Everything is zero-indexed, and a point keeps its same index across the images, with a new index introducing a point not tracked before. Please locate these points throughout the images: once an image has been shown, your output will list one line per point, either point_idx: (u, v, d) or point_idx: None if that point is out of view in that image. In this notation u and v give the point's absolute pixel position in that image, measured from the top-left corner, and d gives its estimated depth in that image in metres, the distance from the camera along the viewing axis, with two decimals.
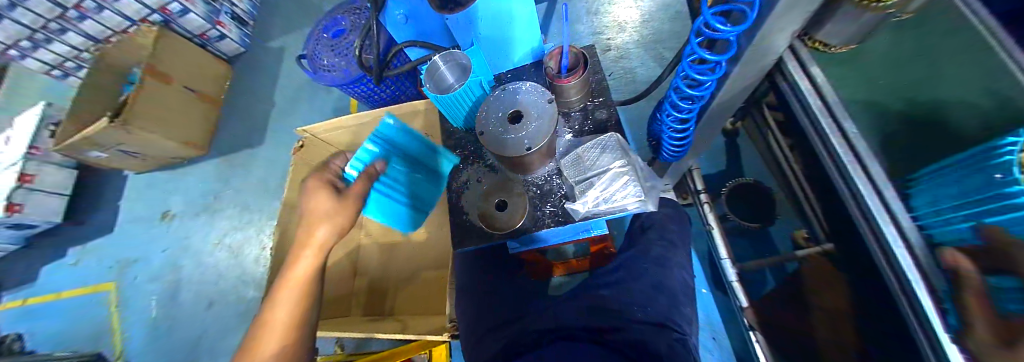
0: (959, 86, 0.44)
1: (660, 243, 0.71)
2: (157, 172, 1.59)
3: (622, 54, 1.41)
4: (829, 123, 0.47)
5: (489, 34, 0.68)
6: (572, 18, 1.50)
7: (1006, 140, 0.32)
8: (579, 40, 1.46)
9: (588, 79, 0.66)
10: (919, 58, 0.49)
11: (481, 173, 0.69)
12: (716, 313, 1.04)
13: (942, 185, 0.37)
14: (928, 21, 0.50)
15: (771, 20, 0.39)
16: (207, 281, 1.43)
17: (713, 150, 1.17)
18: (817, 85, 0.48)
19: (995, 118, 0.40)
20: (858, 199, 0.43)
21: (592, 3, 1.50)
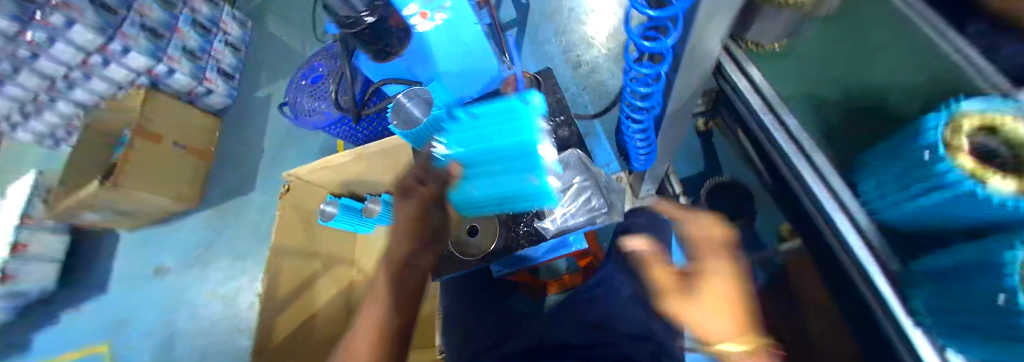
0: (893, 70, 0.49)
1: None
2: (147, 228, 1.58)
3: (593, 68, 1.46)
4: (771, 120, 0.48)
5: (453, 69, 0.69)
6: (541, 39, 1.56)
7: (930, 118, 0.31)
8: (552, 59, 1.51)
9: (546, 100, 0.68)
10: (857, 46, 0.53)
11: None
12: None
13: (884, 169, 0.37)
14: (856, 15, 0.54)
15: (697, 28, 0.40)
16: (201, 332, 1.41)
17: (691, 153, 1.18)
18: (757, 87, 0.49)
19: (928, 95, 0.45)
20: (809, 190, 0.44)
21: (560, 23, 1.56)
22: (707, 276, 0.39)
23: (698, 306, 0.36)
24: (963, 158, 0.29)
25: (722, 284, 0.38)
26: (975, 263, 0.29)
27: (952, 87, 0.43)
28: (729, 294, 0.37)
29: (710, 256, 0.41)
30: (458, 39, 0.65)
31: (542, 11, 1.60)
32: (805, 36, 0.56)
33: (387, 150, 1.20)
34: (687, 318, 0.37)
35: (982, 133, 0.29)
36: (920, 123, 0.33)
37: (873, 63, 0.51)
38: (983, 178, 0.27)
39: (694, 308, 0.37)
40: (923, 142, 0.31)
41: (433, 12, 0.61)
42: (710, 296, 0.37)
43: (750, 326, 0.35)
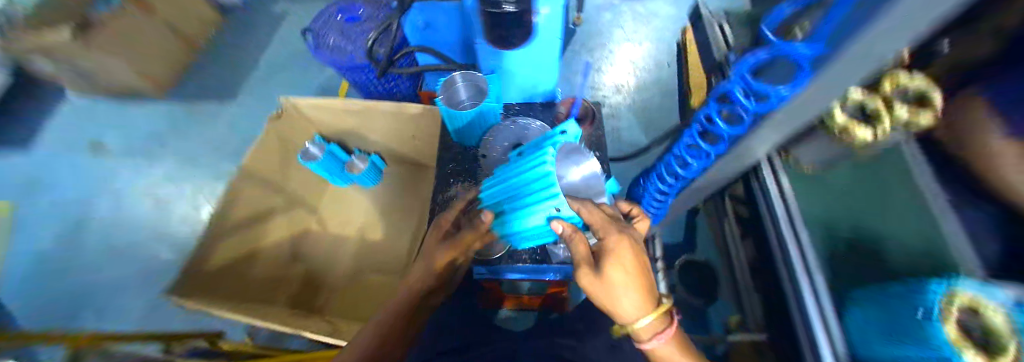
0: (896, 220, 0.53)
1: None
2: (101, 98, 1.40)
3: (614, 113, 1.49)
4: (789, 231, 0.54)
5: (523, 66, 0.67)
6: (575, 69, 1.59)
7: (937, 283, 0.36)
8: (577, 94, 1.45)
9: (592, 134, 0.70)
10: (866, 191, 0.58)
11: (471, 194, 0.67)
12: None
13: (879, 309, 0.42)
14: (879, 160, 0.58)
15: (763, 130, 0.44)
16: (117, 225, 1.20)
17: (676, 224, 1.24)
18: (783, 192, 0.57)
19: (918, 254, 0.49)
20: (802, 304, 0.48)
21: (597, 61, 1.60)
22: (619, 262, 0.43)
23: (615, 290, 0.44)
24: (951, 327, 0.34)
25: (626, 270, 0.43)
26: None
27: (938, 250, 0.47)
28: (636, 282, 0.43)
29: (613, 238, 0.43)
30: (546, 45, 0.63)
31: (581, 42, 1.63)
32: (835, 167, 0.63)
33: (386, 114, 1.03)
34: (611, 300, 0.45)
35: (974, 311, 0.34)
36: (925, 284, 0.38)
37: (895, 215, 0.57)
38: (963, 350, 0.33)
39: (615, 297, 0.44)
40: (923, 304, 0.37)
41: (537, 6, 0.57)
42: (623, 286, 0.43)
43: (655, 302, 0.44)
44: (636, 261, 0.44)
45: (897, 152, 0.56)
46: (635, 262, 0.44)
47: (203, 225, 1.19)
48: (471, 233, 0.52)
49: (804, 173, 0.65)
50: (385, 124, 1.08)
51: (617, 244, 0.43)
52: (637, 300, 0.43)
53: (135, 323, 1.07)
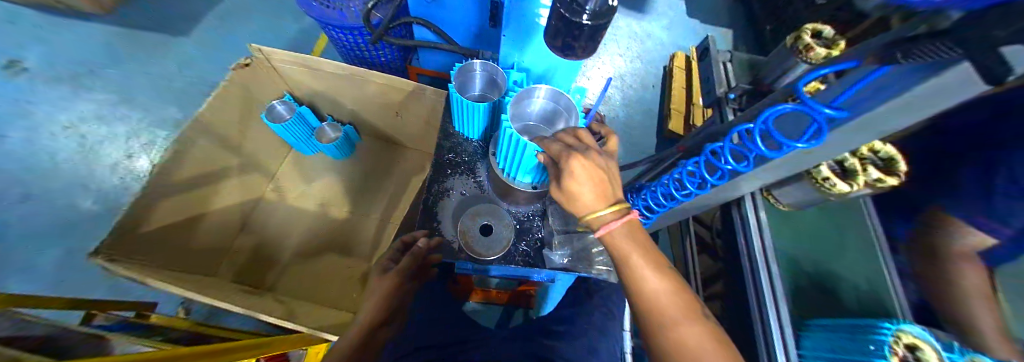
0: (854, 267, 0.68)
1: (604, 310, 0.72)
2: (29, 10, 1.18)
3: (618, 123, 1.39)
4: (762, 262, 0.61)
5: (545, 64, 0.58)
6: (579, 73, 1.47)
7: (886, 323, 0.42)
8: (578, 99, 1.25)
9: None
10: (832, 235, 0.72)
11: (469, 188, 0.64)
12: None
13: (833, 340, 0.49)
14: (843, 210, 0.73)
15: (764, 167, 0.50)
16: (27, 162, 1.00)
17: None
18: (761, 225, 0.64)
19: (865, 301, 0.64)
20: (767, 330, 0.57)
21: None
22: (574, 175, 0.39)
23: (573, 192, 0.41)
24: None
25: (582, 179, 0.39)
26: None
27: (884, 301, 0.64)
28: (599, 189, 0.40)
29: (568, 157, 0.40)
30: None
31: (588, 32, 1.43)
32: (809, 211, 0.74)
33: (342, 80, 0.79)
34: (568, 201, 0.42)
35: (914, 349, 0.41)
36: (876, 324, 0.44)
37: (846, 257, 0.70)
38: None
39: (577, 207, 0.41)
40: (876, 340, 0.42)
41: None
42: (582, 193, 0.40)
43: (612, 199, 0.40)
44: (598, 170, 0.40)
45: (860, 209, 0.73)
46: (596, 170, 0.40)
47: (142, 177, 1.03)
48: (411, 257, 0.57)
49: (781, 210, 0.72)
50: (352, 97, 0.85)
51: (569, 154, 0.40)
52: (602, 211, 0.39)
53: (41, 283, 0.89)
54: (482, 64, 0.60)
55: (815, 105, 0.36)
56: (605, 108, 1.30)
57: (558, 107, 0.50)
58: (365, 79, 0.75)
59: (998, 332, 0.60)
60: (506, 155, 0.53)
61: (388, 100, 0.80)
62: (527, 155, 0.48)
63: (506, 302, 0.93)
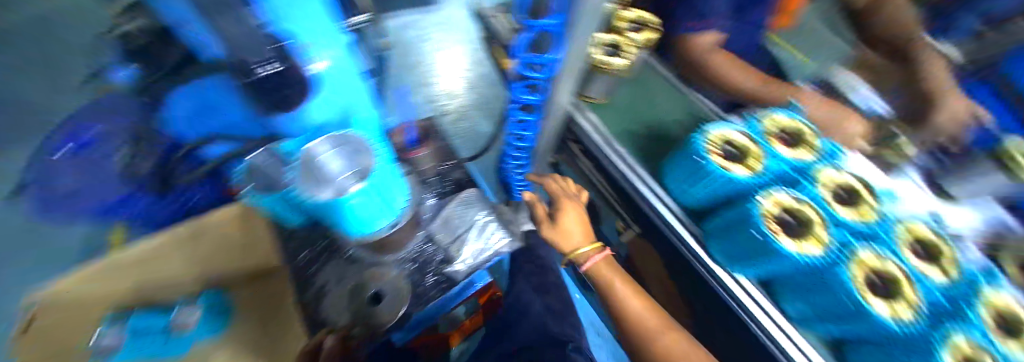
0: (673, 106, 0.71)
1: (535, 272, 0.75)
2: None
3: (461, 116, 1.24)
4: (610, 150, 0.66)
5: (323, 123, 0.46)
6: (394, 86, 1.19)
7: (694, 135, 0.53)
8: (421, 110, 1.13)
9: (439, 145, 0.72)
10: (645, 94, 0.73)
11: (341, 271, 0.56)
12: (596, 317, 0.98)
13: (680, 171, 0.58)
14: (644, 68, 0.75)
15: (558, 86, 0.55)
16: None
17: None
18: (595, 125, 0.68)
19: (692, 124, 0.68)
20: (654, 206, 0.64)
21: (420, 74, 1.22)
22: (565, 213, 0.74)
23: (567, 227, 0.73)
24: (712, 157, 0.51)
25: (570, 216, 0.74)
26: (730, 218, 0.52)
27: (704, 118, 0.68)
28: (584, 231, 0.74)
29: (570, 205, 0.76)
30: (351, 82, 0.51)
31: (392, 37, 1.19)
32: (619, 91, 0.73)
33: (168, 254, 0.55)
34: (564, 226, 0.73)
35: (724, 142, 0.54)
36: (691, 141, 0.55)
37: (662, 106, 0.71)
38: (725, 167, 0.50)
39: (567, 238, 0.72)
40: (695, 152, 0.52)
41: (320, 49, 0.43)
42: (571, 230, 0.72)
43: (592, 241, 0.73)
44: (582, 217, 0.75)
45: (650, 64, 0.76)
46: (579, 216, 0.75)
47: None
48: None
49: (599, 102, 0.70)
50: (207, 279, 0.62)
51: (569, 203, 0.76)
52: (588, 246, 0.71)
53: None
54: (265, 150, 0.46)
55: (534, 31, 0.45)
56: (455, 104, 1.22)
57: (354, 146, 0.45)
58: (201, 229, 0.56)
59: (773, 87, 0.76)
60: (347, 222, 0.48)
61: (232, 240, 0.60)
62: (364, 200, 0.46)
63: (482, 323, 0.93)
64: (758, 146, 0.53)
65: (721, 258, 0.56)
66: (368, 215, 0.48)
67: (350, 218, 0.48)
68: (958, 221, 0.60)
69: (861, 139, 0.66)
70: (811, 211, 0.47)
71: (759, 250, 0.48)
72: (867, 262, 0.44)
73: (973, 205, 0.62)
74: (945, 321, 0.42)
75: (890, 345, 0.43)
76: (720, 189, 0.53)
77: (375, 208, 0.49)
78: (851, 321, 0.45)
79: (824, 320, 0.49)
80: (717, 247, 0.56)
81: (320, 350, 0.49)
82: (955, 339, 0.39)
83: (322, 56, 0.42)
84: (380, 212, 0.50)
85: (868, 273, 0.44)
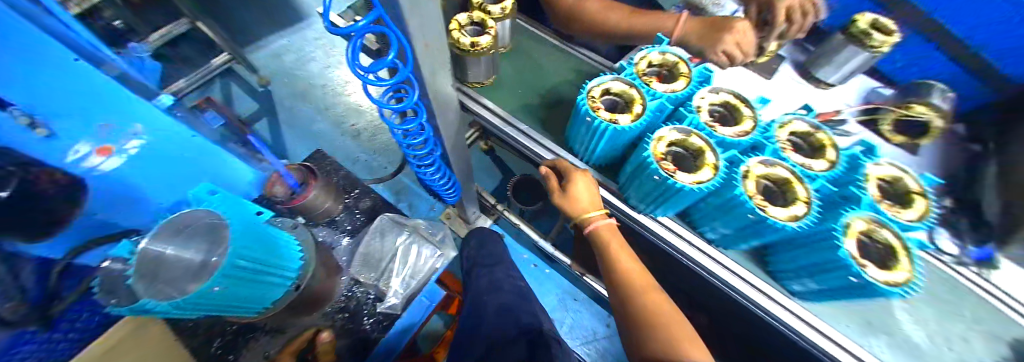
0: (561, 69, 0.70)
1: (485, 271, 0.72)
2: None
3: (375, 129, 1.10)
4: (512, 129, 0.63)
5: (172, 201, 0.59)
6: (292, 121, 1.07)
7: (577, 96, 0.51)
8: (327, 139, 1.06)
9: (327, 183, 0.76)
10: (531, 63, 0.71)
11: (268, 346, 0.56)
12: (570, 285, 0.98)
13: (579, 133, 0.57)
14: (522, 37, 0.73)
15: (427, 80, 0.48)
16: None
17: (483, 169, 1.02)
18: (492, 108, 0.63)
19: (578, 83, 0.68)
20: None
21: (318, 99, 1.12)
22: (574, 181, 0.55)
23: (573, 194, 0.55)
24: (598, 114, 0.50)
25: (581, 188, 0.55)
26: (636, 166, 0.51)
27: (588, 74, 0.68)
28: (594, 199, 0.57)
29: (576, 171, 0.56)
30: (177, 158, 0.53)
31: (268, 73, 1.13)
32: (503, 69, 0.70)
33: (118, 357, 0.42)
34: (574, 195, 0.55)
35: (606, 94, 0.54)
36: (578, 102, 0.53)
37: (549, 72, 0.70)
38: (611, 121, 0.49)
39: (574, 204, 0.56)
40: (583, 112, 0.51)
41: (121, 141, 0.45)
42: (579, 198, 0.55)
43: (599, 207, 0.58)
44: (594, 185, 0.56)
45: (527, 32, 0.74)
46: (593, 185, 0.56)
47: None
48: None
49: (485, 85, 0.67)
50: None
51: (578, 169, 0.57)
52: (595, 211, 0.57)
53: None
54: (114, 262, 0.46)
55: (356, 29, 0.38)
56: (366, 121, 1.10)
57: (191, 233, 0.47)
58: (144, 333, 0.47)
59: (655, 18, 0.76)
60: (236, 305, 0.44)
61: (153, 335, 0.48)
62: (231, 288, 0.41)
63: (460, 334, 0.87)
64: (638, 89, 0.53)
65: (639, 204, 0.55)
66: (252, 292, 0.44)
67: (240, 300, 0.44)
68: (832, 106, 0.64)
69: (750, 32, 0.65)
70: (699, 139, 0.48)
71: (663, 194, 0.48)
72: (758, 173, 0.45)
73: (844, 87, 0.67)
74: (840, 208, 0.44)
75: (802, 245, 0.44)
76: (619, 141, 0.53)
77: (256, 283, 0.44)
78: (760, 235, 0.45)
79: (743, 238, 0.50)
80: (633, 196, 0.55)
81: (316, 340, 0.54)
82: (852, 224, 0.40)
83: (132, 135, 0.46)
84: (268, 280, 0.46)
85: (762, 182, 0.45)
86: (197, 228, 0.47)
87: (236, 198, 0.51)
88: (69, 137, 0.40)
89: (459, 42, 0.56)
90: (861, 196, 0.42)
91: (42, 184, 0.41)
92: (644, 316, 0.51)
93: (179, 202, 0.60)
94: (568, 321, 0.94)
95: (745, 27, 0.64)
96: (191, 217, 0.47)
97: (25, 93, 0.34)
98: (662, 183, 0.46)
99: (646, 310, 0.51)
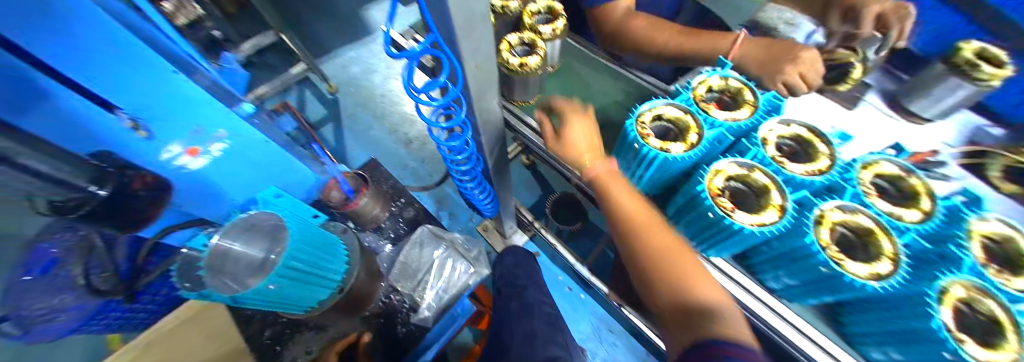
0: (614, 91, 0.68)
1: (516, 292, 0.71)
2: None
3: (421, 137, 1.14)
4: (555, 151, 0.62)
5: (244, 198, 0.67)
6: (349, 124, 1.14)
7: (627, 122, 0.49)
8: (378, 144, 1.12)
9: (376, 192, 0.83)
10: (582, 83, 0.70)
11: (312, 341, 0.61)
12: (605, 312, 0.94)
13: (625, 160, 0.55)
14: (572, 56, 0.73)
15: (475, 100, 0.49)
16: None
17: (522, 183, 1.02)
18: (536, 130, 0.63)
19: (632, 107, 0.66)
20: None
21: (373, 105, 1.19)
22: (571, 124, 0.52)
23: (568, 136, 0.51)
24: (649, 141, 0.47)
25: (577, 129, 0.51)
26: (688, 199, 0.49)
27: (642, 98, 0.66)
28: (590, 138, 0.51)
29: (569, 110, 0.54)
30: (251, 160, 0.61)
31: (336, 82, 1.22)
32: (550, 88, 0.70)
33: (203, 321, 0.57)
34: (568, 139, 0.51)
35: (659, 120, 0.52)
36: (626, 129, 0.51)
37: (601, 94, 0.68)
38: (664, 150, 0.46)
39: (568, 146, 0.51)
40: (632, 140, 0.49)
41: (206, 145, 0.54)
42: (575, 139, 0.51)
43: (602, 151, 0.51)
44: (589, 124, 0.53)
45: (580, 52, 0.73)
46: (592, 130, 0.52)
47: None
48: None
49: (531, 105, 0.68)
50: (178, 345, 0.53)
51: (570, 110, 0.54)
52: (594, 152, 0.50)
53: None
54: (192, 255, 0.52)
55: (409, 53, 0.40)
56: (416, 129, 1.15)
57: (256, 233, 0.51)
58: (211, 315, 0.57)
59: (708, 39, 0.72)
60: (285, 303, 0.47)
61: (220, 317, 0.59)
62: (286, 288, 0.44)
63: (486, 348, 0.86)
64: (696, 117, 0.50)
65: (689, 239, 0.52)
66: (300, 291, 0.47)
67: (290, 299, 0.47)
68: (927, 146, 0.56)
69: (818, 63, 0.58)
70: (764, 175, 0.44)
71: (720, 232, 0.45)
72: (835, 219, 0.40)
73: (942, 123, 0.58)
74: (937, 269, 0.38)
75: (889, 309, 0.38)
76: (670, 171, 0.50)
77: (301, 286, 0.47)
78: (835, 290, 0.40)
79: (814, 291, 0.44)
80: (684, 230, 0.52)
81: (358, 342, 0.59)
82: (952, 290, 0.34)
83: (216, 139, 0.54)
84: (314, 281, 0.49)
85: (837, 230, 0.41)
86: (262, 228, 0.51)
87: (291, 199, 0.55)
88: (163, 139, 0.49)
89: (508, 62, 0.57)
90: (964, 258, 0.36)
91: (135, 186, 0.51)
92: (655, 269, 0.41)
93: (250, 201, 0.68)
94: (602, 352, 0.90)
95: (813, 57, 0.59)
96: (258, 218, 0.51)
97: (127, 98, 0.42)
98: (716, 219, 0.43)
99: (655, 261, 0.41)
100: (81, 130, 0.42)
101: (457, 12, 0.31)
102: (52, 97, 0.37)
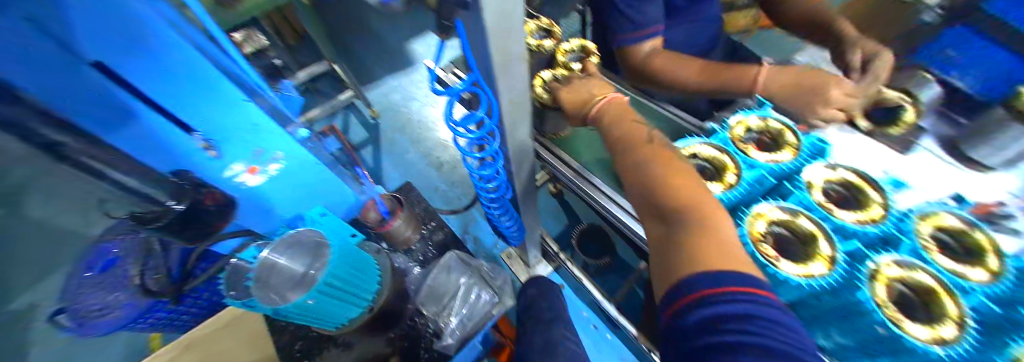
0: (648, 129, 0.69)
1: (540, 328, 0.69)
2: None
3: (451, 160, 1.18)
4: (586, 183, 0.62)
5: (291, 214, 0.73)
6: (386, 146, 1.21)
7: None
8: (412, 166, 1.17)
9: (410, 214, 0.86)
10: None
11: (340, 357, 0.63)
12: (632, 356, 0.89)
13: None
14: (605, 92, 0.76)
15: (508, 133, 0.51)
16: None
17: (549, 211, 1.02)
18: (569, 163, 0.64)
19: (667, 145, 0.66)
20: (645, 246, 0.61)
21: (409, 129, 1.26)
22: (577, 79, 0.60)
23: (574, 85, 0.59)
24: None
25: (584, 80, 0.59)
26: None
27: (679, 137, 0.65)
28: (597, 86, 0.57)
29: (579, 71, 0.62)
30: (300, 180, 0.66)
31: (379, 107, 1.31)
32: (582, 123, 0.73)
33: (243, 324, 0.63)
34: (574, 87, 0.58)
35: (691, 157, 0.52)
36: None
37: None
38: None
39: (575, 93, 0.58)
40: None
41: (264, 165, 0.59)
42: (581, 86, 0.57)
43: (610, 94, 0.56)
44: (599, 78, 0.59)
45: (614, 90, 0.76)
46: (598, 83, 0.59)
47: None
48: None
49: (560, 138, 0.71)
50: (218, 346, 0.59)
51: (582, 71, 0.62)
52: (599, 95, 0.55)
53: None
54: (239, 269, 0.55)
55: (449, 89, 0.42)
56: (448, 154, 1.19)
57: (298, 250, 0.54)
58: (242, 317, 0.63)
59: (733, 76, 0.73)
60: (316, 317, 0.49)
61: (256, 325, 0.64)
62: (316, 303, 0.45)
63: None
64: (734, 158, 0.51)
65: None
66: (332, 307, 0.49)
67: (324, 313, 0.48)
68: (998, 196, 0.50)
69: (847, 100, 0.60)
70: (809, 222, 0.42)
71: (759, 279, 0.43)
72: (890, 275, 0.38)
73: None
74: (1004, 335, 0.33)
75: None
76: None
77: (333, 304, 0.49)
78: (897, 354, 0.36)
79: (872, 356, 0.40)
80: None
81: None
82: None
83: (274, 160, 0.59)
84: (347, 298, 0.51)
85: (895, 287, 0.38)
86: (303, 245, 0.55)
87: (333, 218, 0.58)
88: (228, 156, 0.53)
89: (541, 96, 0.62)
90: None
91: (207, 202, 0.57)
92: (652, 183, 0.40)
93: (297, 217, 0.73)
94: None
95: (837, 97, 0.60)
96: (299, 236, 0.55)
97: (195, 117, 0.46)
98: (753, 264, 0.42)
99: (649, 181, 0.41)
100: (158, 150, 0.46)
101: (501, 58, 0.33)
102: (140, 119, 0.41)
